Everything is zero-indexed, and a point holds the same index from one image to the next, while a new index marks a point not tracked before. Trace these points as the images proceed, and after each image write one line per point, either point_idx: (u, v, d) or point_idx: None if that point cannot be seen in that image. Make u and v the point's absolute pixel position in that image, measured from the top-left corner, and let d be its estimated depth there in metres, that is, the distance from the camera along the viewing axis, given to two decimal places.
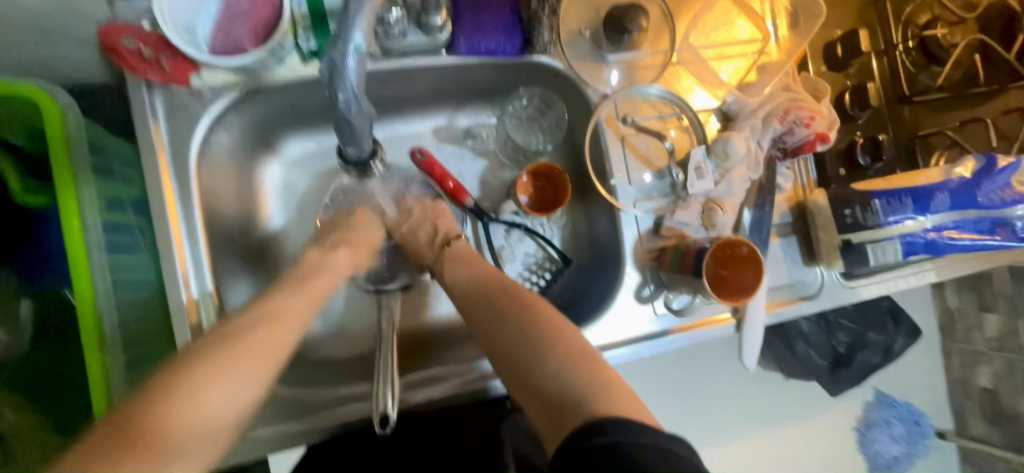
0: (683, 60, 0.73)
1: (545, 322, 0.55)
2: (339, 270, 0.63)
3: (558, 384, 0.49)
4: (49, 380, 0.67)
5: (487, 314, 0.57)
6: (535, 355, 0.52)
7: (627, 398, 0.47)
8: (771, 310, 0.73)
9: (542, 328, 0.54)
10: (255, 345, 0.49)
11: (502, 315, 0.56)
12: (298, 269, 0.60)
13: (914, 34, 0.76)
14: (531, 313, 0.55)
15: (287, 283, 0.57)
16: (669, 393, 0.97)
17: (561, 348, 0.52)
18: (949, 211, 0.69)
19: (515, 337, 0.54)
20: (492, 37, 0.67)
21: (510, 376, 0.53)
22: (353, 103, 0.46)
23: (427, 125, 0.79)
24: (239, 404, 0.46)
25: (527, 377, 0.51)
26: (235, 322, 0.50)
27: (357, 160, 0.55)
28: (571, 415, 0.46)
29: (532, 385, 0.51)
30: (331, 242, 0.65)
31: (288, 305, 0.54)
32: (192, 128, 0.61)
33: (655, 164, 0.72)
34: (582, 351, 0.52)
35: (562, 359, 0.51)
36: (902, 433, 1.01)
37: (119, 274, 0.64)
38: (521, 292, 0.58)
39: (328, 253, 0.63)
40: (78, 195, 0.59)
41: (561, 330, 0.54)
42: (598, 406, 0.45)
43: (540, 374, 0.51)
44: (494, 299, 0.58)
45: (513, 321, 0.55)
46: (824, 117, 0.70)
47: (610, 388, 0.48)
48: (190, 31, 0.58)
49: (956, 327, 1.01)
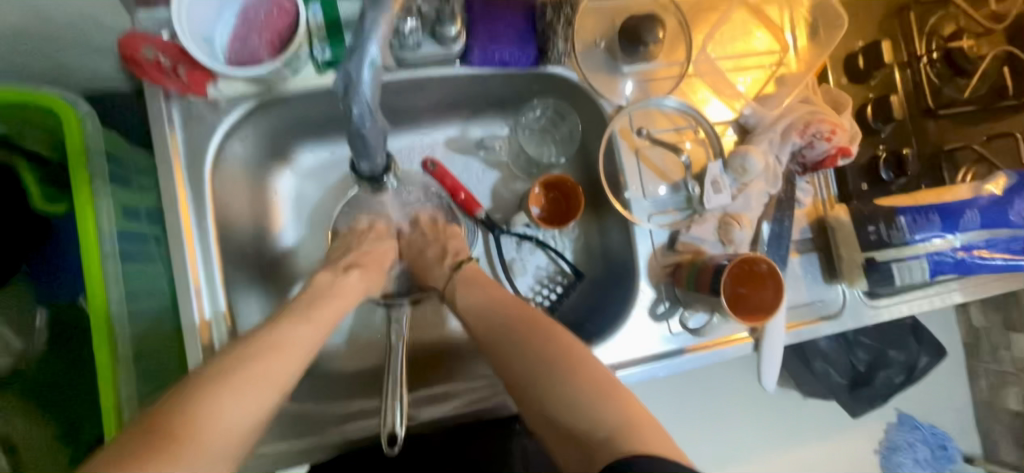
0: (699, 72, 0.72)
1: (565, 351, 0.54)
2: (348, 284, 0.62)
3: (585, 421, 0.48)
4: (60, 389, 0.67)
5: (504, 343, 0.56)
6: (555, 390, 0.51)
7: (655, 435, 0.47)
8: (790, 330, 0.71)
9: (560, 360, 0.53)
10: (266, 362, 0.49)
11: (519, 345, 0.55)
12: (313, 289, 0.60)
13: (939, 45, 0.74)
14: (550, 344, 0.54)
15: (298, 307, 0.57)
16: (683, 410, 0.95)
17: (583, 381, 0.51)
18: (980, 230, 0.66)
19: (531, 369, 0.53)
20: (507, 48, 0.66)
21: (529, 409, 0.53)
22: (367, 116, 0.45)
23: (439, 136, 0.79)
24: (252, 423, 0.47)
25: (548, 411, 0.51)
26: (259, 342, 0.51)
27: (371, 175, 0.54)
28: (601, 453, 0.46)
29: (556, 418, 0.50)
30: (344, 264, 0.65)
31: (295, 336, 0.53)
32: (208, 139, 0.62)
33: (670, 177, 0.71)
34: (600, 378, 0.51)
35: (584, 394, 0.50)
36: (927, 457, 0.96)
37: (131, 283, 0.64)
38: (539, 319, 0.57)
39: (340, 277, 0.63)
40: (94, 203, 0.60)
41: (580, 361, 0.53)
42: (629, 444, 0.45)
43: (563, 409, 0.50)
44: (512, 326, 0.57)
45: (535, 349, 0.54)
46: (845, 130, 0.68)
47: (636, 422, 0.48)
48: (208, 41, 0.58)
49: (983, 346, 0.97)
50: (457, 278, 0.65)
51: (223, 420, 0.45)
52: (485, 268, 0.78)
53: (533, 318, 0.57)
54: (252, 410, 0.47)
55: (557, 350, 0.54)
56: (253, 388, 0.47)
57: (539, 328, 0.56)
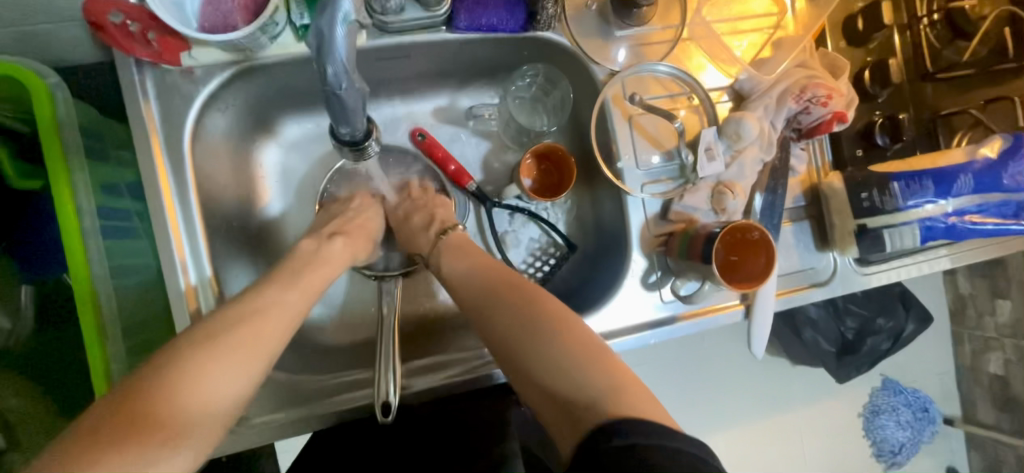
0: (694, 36, 0.70)
1: (552, 319, 0.53)
2: (338, 257, 0.61)
3: (569, 384, 0.48)
4: (51, 367, 0.67)
5: (490, 306, 0.56)
6: (539, 351, 0.50)
7: (641, 399, 0.46)
8: (781, 297, 0.71)
9: (550, 326, 0.52)
10: (249, 334, 0.48)
11: (506, 308, 0.55)
12: (298, 257, 0.59)
13: (940, 6, 0.72)
14: (538, 309, 0.54)
15: (281, 273, 0.56)
16: (673, 378, 0.97)
17: (569, 347, 0.50)
18: (972, 195, 0.66)
19: (517, 332, 0.53)
20: (495, 12, 0.64)
21: (515, 372, 0.52)
22: (343, 76, 0.43)
23: (427, 105, 0.77)
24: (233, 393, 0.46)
25: (532, 375, 0.50)
26: (238, 314, 0.49)
27: (351, 141, 0.52)
28: (584, 416, 0.45)
29: (542, 386, 0.49)
30: (328, 232, 0.64)
31: (280, 301, 0.53)
32: (185, 111, 0.59)
33: (664, 145, 0.70)
34: (589, 346, 0.50)
35: (569, 358, 0.49)
36: (908, 419, 0.99)
37: (116, 260, 0.63)
38: (526, 285, 0.57)
39: (323, 244, 0.62)
40: (70, 178, 0.58)
41: (568, 326, 0.52)
42: (614, 407, 0.44)
43: (548, 372, 0.49)
44: (500, 294, 0.56)
45: (525, 317, 0.53)
46: (842, 95, 0.67)
47: (622, 388, 0.47)
48: (179, 5, 0.55)
49: (968, 313, 0.99)
50: (441, 245, 0.65)
51: (204, 392, 0.44)
52: (477, 240, 0.77)
53: (522, 288, 0.56)
54: (233, 376, 0.46)
55: (545, 317, 0.53)
56: (235, 357, 0.46)
57: (527, 296, 0.55)
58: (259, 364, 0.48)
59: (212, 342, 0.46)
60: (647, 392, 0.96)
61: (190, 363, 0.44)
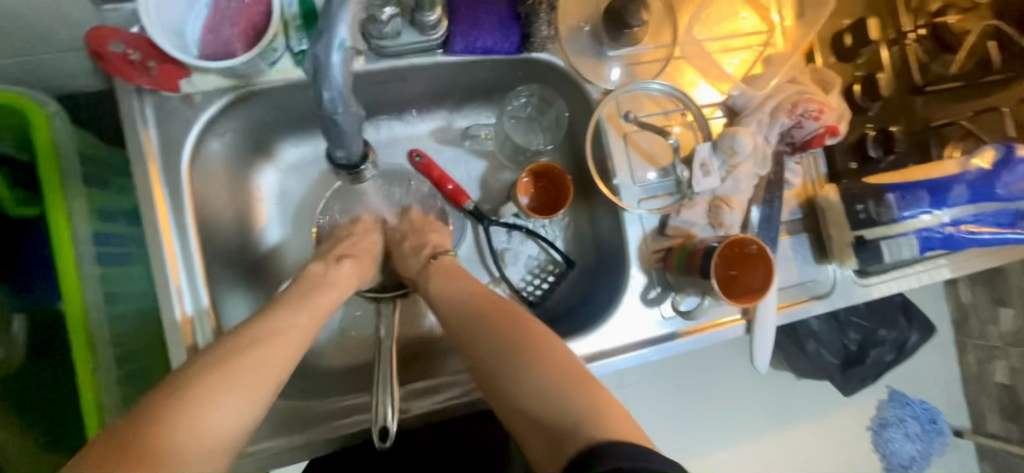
0: (686, 54, 0.71)
1: (534, 340, 0.53)
2: (345, 283, 0.61)
3: (552, 409, 0.47)
4: (40, 398, 0.66)
5: (475, 332, 0.56)
6: (521, 376, 0.50)
7: (624, 424, 0.45)
8: (782, 310, 0.71)
9: (530, 347, 0.52)
10: (257, 356, 0.48)
11: (491, 334, 0.55)
12: (300, 284, 0.59)
13: (926, 21, 0.73)
14: (523, 331, 0.54)
15: (287, 299, 0.56)
16: (677, 395, 0.95)
17: (549, 369, 0.50)
18: (967, 205, 0.66)
19: (501, 357, 0.52)
20: (490, 35, 0.65)
21: (498, 399, 0.51)
22: (339, 101, 0.44)
23: (424, 126, 0.78)
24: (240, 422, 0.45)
25: (515, 400, 0.50)
26: (251, 336, 0.49)
27: (347, 165, 0.52)
28: (567, 441, 0.44)
29: (522, 409, 0.49)
30: (335, 255, 0.64)
31: (291, 324, 0.53)
32: (184, 136, 0.60)
33: (659, 162, 0.70)
34: (570, 368, 0.50)
35: (553, 383, 0.49)
36: (918, 432, 0.98)
37: (111, 287, 0.62)
38: (512, 309, 0.57)
39: (331, 269, 0.62)
40: (67, 206, 0.58)
41: (552, 351, 0.52)
42: (596, 430, 0.43)
43: (532, 397, 0.49)
44: (485, 314, 0.57)
45: (509, 338, 0.54)
46: (833, 109, 0.68)
47: (605, 412, 0.46)
48: (179, 35, 0.56)
49: (970, 322, 0.98)
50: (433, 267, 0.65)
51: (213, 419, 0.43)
52: (476, 259, 0.78)
53: (508, 309, 0.57)
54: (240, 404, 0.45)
55: (527, 338, 0.53)
56: (235, 384, 0.45)
57: (512, 317, 0.56)
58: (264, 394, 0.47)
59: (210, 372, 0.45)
60: (651, 410, 0.94)
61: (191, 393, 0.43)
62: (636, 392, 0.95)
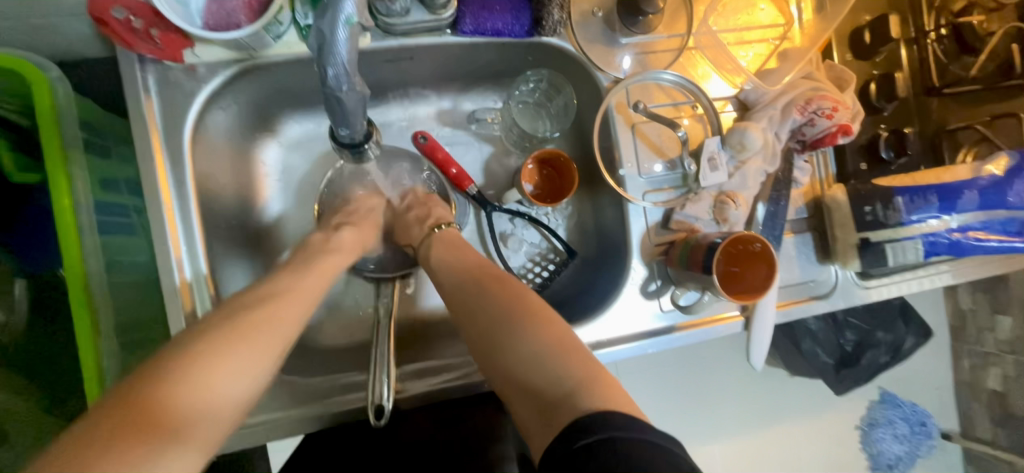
0: (699, 45, 0.70)
1: (533, 312, 0.53)
2: (348, 249, 0.63)
3: (546, 377, 0.48)
4: (41, 364, 0.67)
5: (470, 302, 0.56)
6: (516, 346, 0.50)
7: (617, 394, 0.46)
8: (781, 309, 0.71)
9: (528, 316, 0.52)
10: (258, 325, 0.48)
11: (486, 304, 0.55)
12: (307, 248, 0.61)
13: (947, 21, 0.71)
14: (519, 302, 0.54)
15: (290, 268, 0.57)
16: (670, 387, 0.96)
17: (546, 340, 0.50)
18: (977, 211, 0.65)
19: (494, 327, 0.53)
20: (500, 17, 0.63)
21: (492, 369, 0.52)
22: (343, 78, 0.43)
23: (430, 108, 0.77)
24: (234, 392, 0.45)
25: (508, 369, 0.50)
26: (247, 311, 0.49)
27: (350, 143, 0.51)
28: (560, 408, 0.45)
29: (517, 379, 0.49)
30: (335, 223, 0.66)
31: (291, 301, 0.53)
32: (187, 106, 0.59)
33: (667, 154, 0.69)
34: (564, 339, 0.51)
35: (547, 354, 0.49)
36: (906, 433, 0.99)
37: (112, 255, 0.63)
38: (510, 279, 0.58)
39: (332, 236, 0.63)
40: (68, 172, 0.57)
41: (547, 321, 0.52)
42: (587, 397, 0.44)
43: (525, 366, 0.49)
44: (482, 283, 0.57)
45: (503, 309, 0.54)
46: (847, 108, 0.66)
47: (597, 381, 0.46)
48: (183, 2, 0.54)
49: (968, 328, 0.98)
50: (434, 237, 0.65)
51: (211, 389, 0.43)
52: (477, 243, 0.78)
53: (504, 281, 0.57)
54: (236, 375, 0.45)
55: (525, 307, 0.53)
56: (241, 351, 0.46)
57: (509, 289, 0.56)
58: (264, 365, 0.48)
59: (218, 334, 0.46)
60: (644, 400, 0.95)
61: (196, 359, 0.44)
62: (630, 382, 0.95)
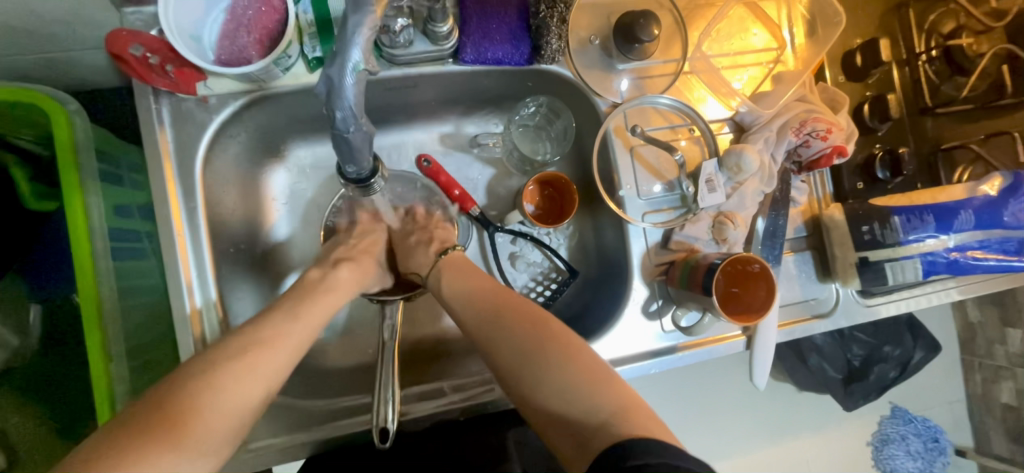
0: (695, 70, 0.72)
1: (558, 341, 0.54)
2: (344, 287, 0.63)
3: (580, 407, 0.49)
4: (50, 386, 0.68)
5: (494, 331, 0.57)
6: (546, 376, 0.51)
7: (650, 420, 0.47)
8: (783, 328, 0.71)
9: (553, 345, 0.53)
10: (267, 349, 0.51)
11: (511, 335, 0.55)
12: (303, 286, 0.61)
13: (938, 43, 0.73)
14: (543, 331, 0.55)
15: (302, 301, 0.59)
16: (677, 404, 0.96)
17: (575, 369, 0.51)
18: (974, 230, 0.65)
19: (522, 359, 0.53)
20: (500, 47, 0.65)
21: (520, 399, 0.53)
22: (351, 121, 0.44)
23: (434, 132, 0.79)
24: (241, 409, 0.48)
25: (541, 400, 0.51)
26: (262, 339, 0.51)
27: (357, 179, 0.53)
28: (597, 437, 0.46)
29: (552, 411, 0.50)
30: (333, 259, 0.66)
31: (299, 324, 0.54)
32: (199, 136, 0.61)
33: (665, 176, 0.71)
34: (591, 367, 0.52)
35: (577, 382, 0.50)
36: (919, 450, 0.97)
37: (124, 281, 0.64)
38: (529, 308, 0.58)
39: (328, 273, 0.63)
40: (84, 201, 0.59)
41: (574, 350, 0.53)
42: (626, 429, 0.45)
43: (556, 396, 0.50)
44: (503, 313, 0.58)
45: (530, 338, 0.54)
46: (841, 129, 0.67)
47: (629, 412, 0.47)
48: (196, 39, 0.57)
49: (977, 341, 0.97)
50: (441, 265, 0.66)
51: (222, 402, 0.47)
52: (480, 264, 0.79)
53: (525, 309, 0.58)
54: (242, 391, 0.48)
55: (550, 336, 0.54)
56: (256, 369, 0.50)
57: (531, 318, 0.56)
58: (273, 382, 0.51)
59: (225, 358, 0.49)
60: None
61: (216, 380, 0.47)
62: None
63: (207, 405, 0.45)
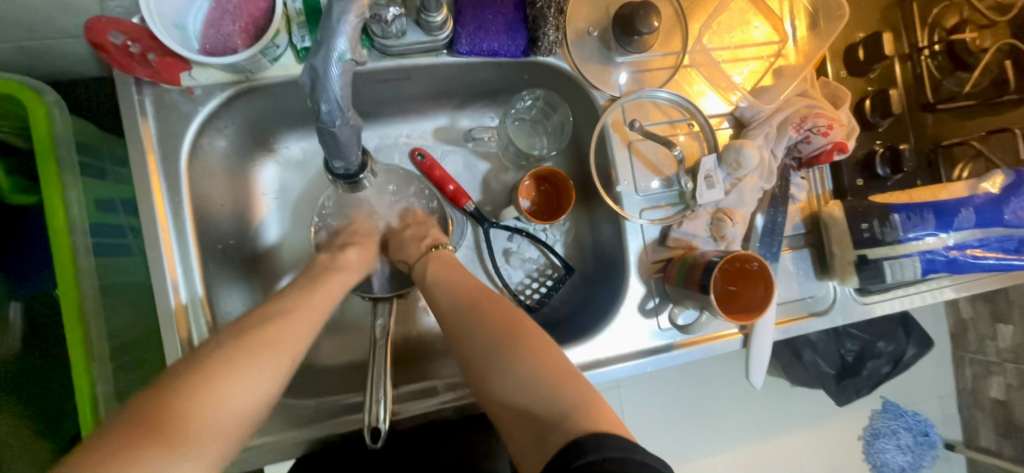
0: (694, 63, 0.70)
1: (526, 335, 0.53)
2: (354, 267, 0.63)
3: (541, 401, 0.48)
4: (32, 387, 0.66)
5: (466, 325, 0.56)
6: (511, 370, 0.50)
7: (609, 416, 0.46)
8: (779, 326, 0.70)
9: (522, 340, 0.52)
10: (269, 341, 0.49)
11: (481, 328, 0.54)
12: (314, 268, 0.61)
13: (940, 37, 0.72)
14: (514, 325, 0.54)
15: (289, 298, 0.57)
16: (670, 400, 0.95)
17: (539, 364, 0.50)
18: (974, 229, 0.65)
19: (490, 353, 0.52)
20: (495, 37, 0.63)
21: (486, 392, 0.52)
22: (337, 114, 0.43)
23: (427, 125, 0.77)
24: (245, 406, 0.46)
25: (504, 394, 0.50)
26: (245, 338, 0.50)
27: (345, 174, 0.51)
28: (554, 432, 0.45)
29: (514, 404, 0.49)
30: (341, 243, 0.66)
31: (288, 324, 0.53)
32: (183, 129, 0.59)
33: (663, 172, 0.69)
34: (557, 362, 0.51)
35: (541, 377, 0.49)
36: (909, 444, 0.97)
37: (108, 278, 0.62)
38: (505, 303, 0.57)
39: (340, 259, 0.63)
40: (64, 197, 0.57)
41: (542, 345, 0.52)
42: (583, 422, 0.44)
43: (520, 390, 0.49)
44: (475, 306, 0.57)
45: (499, 333, 0.53)
46: (843, 125, 0.66)
47: (593, 407, 0.46)
48: (181, 27, 0.55)
49: (969, 337, 0.97)
50: (429, 256, 0.65)
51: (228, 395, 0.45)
52: (474, 261, 0.77)
53: (498, 304, 0.57)
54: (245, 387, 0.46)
55: (519, 331, 0.53)
56: (252, 367, 0.47)
57: (502, 313, 0.56)
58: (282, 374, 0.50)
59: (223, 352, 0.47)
60: (644, 412, 0.95)
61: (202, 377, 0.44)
62: (629, 395, 0.95)
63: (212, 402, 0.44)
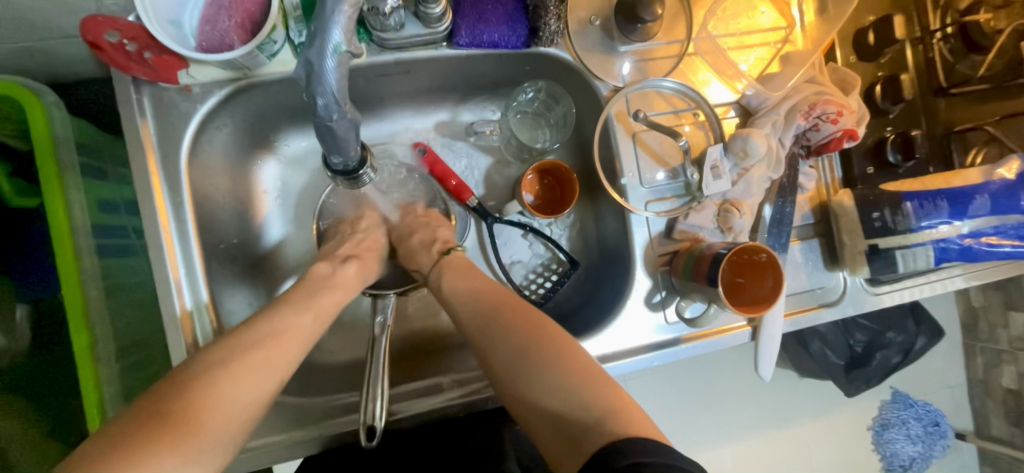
0: (699, 51, 0.69)
1: (555, 340, 0.52)
2: (351, 285, 0.62)
3: (574, 405, 0.47)
4: (42, 387, 0.67)
5: (493, 331, 0.55)
6: (541, 375, 0.50)
7: (643, 420, 0.46)
8: (788, 318, 0.69)
9: (551, 345, 0.52)
10: (262, 348, 0.49)
11: (507, 334, 0.54)
12: (310, 281, 0.60)
13: (953, 19, 0.70)
14: (541, 330, 0.53)
15: (290, 298, 0.56)
16: (675, 392, 0.95)
17: (571, 368, 0.50)
18: (989, 216, 0.63)
19: (518, 357, 0.52)
20: (495, 29, 0.62)
21: (514, 398, 0.51)
22: (333, 107, 0.42)
23: (429, 120, 0.76)
24: (239, 407, 0.46)
25: (535, 400, 0.49)
26: (243, 339, 0.49)
27: (344, 170, 0.51)
28: (590, 436, 0.45)
29: (544, 411, 0.49)
30: (341, 256, 0.64)
31: (291, 325, 0.53)
32: (182, 127, 0.59)
33: (669, 163, 0.68)
34: (587, 366, 0.50)
35: (573, 381, 0.49)
36: (919, 433, 0.96)
37: (112, 279, 0.62)
38: (525, 305, 0.57)
39: (338, 268, 0.62)
40: (65, 199, 0.57)
41: (570, 350, 0.52)
42: (619, 426, 0.44)
43: (551, 395, 0.49)
44: (499, 311, 0.56)
45: (528, 338, 0.53)
46: (853, 112, 0.65)
47: (623, 410, 0.46)
48: (177, 24, 0.55)
49: (980, 325, 0.96)
50: (443, 263, 0.64)
51: (223, 396, 0.45)
52: (477, 256, 0.76)
53: (523, 309, 0.56)
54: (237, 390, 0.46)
55: (547, 337, 0.53)
56: (250, 364, 0.47)
57: (529, 318, 0.55)
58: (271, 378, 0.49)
59: (219, 355, 0.47)
60: (648, 405, 0.94)
61: (203, 377, 0.45)
62: (634, 389, 0.94)
63: (206, 403, 0.44)
